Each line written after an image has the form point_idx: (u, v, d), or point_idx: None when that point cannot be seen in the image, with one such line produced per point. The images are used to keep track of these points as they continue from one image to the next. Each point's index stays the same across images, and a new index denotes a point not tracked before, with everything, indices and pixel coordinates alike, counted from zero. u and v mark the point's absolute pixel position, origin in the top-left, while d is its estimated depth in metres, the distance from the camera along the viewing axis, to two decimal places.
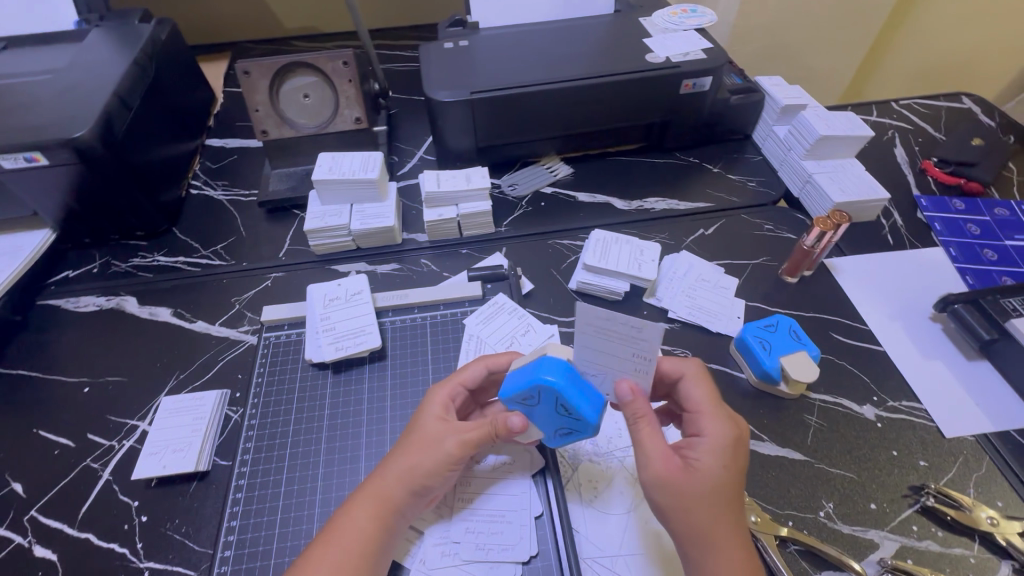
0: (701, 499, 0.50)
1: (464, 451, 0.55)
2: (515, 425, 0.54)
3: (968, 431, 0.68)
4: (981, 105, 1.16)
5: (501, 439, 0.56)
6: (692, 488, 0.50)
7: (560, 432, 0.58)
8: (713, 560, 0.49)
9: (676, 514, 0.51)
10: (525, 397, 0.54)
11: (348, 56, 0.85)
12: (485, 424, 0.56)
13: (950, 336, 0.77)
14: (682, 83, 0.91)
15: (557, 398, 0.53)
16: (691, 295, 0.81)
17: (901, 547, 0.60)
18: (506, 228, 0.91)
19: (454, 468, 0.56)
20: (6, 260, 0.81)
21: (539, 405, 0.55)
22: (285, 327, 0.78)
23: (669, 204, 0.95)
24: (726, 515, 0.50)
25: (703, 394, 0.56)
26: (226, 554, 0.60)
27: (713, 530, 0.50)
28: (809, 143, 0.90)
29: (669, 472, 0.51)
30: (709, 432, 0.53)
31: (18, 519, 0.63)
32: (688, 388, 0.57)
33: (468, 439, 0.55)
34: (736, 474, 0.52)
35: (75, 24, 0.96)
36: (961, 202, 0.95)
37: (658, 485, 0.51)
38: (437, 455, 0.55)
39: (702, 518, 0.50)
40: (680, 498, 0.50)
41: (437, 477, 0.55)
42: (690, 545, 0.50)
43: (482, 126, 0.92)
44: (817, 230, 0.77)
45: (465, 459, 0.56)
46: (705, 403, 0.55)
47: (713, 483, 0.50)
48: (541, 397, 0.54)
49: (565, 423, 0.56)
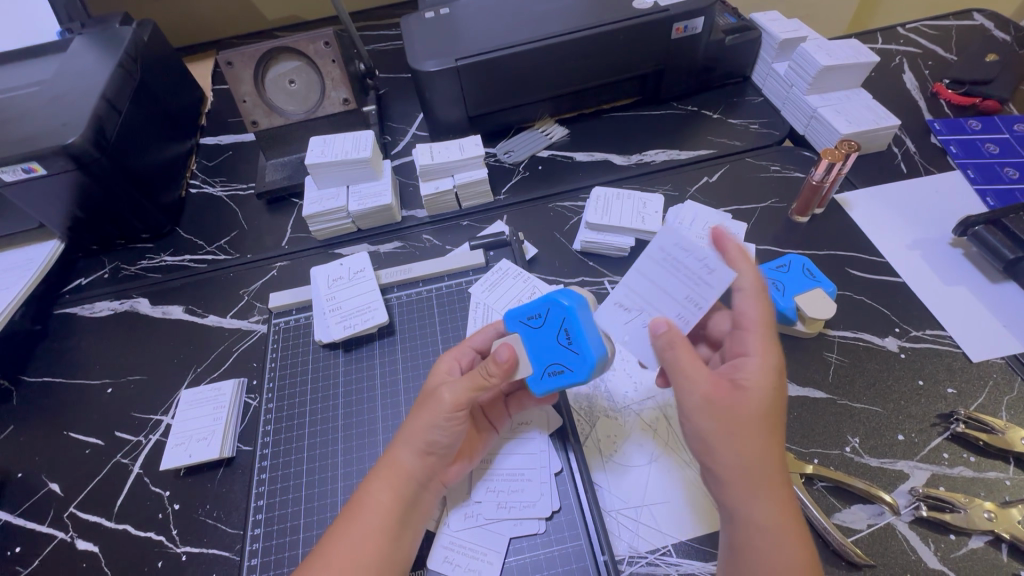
0: (750, 423, 0.49)
1: (459, 400, 0.54)
2: (503, 357, 0.54)
3: (996, 353, 0.66)
4: (994, 21, 1.09)
5: (494, 382, 0.55)
6: (742, 411, 0.49)
7: (550, 371, 0.56)
8: (765, 490, 0.48)
9: (725, 443, 0.49)
10: (533, 315, 0.57)
11: (329, 36, 0.83)
12: (477, 369, 0.55)
13: (972, 260, 0.75)
14: (673, 27, 0.88)
15: (564, 320, 0.55)
16: (699, 243, 0.79)
17: (932, 475, 0.58)
18: (505, 195, 0.90)
19: (456, 421, 0.55)
20: (19, 273, 0.83)
21: (541, 328, 0.57)
22: (293, 313, 0.78)
23: (669, 155, 0.93)
24: (772, 441, 0.49)
25: (759, 311, 0.53)
26: (257, 532, 0.61)
27: (762, 458, 0.49)
28: (811, 76, 0.86)
29: (721, 396, 0.49)
30: (756, 351, 0.52)
31: (59, 516, 0.65)
32: (742, 305, 0.54)
33: (458, 388, 0.55)
34: (780, 392, 0.51)
35: (57, 34, 0.96)
36: (978, 122, 0.91)
37: (707, 409, 0.49)
38: (436, 409, 0.55)
39: (751, 445, 0.48)
40: (726, 425, 0.49)
41: (442, 432, 0.55)
42: (741, 477, 0.48)
43: (470, 94, 0.90)
44: (826, 161, 0.73)
45: (464, 409, 0.55)
46: (759, 320, 0.53)
47: (762, 404, 0.50)
48: (547, 318, 0.57)
49: (561, 356, 0.55)
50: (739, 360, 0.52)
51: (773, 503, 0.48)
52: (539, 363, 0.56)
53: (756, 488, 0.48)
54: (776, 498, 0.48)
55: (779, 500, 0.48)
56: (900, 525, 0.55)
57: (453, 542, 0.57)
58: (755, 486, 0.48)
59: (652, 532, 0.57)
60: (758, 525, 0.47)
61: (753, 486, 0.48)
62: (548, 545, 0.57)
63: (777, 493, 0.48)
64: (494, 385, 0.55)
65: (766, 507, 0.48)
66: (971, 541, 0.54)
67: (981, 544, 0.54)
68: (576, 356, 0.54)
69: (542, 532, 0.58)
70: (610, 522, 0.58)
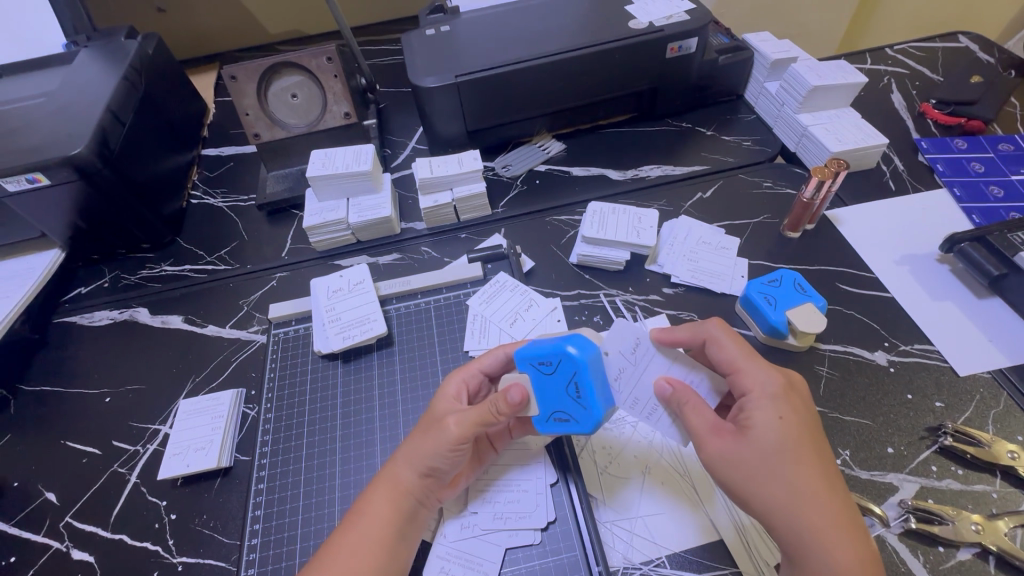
0: (768, 463, 0.49)
1: (465, 432, 0.54)
2: (514, 398, 0.54)
3: (983, 368, 0.68)
4: (979, 43, 1.13)
5: (501, 418, 0.55)
6: (749, 455, 0.50)
7: (555, 416, 0.56)
8: (815, 532, 0.47)
9: (750, 492, 0.50)
10: (545, 360, 0.56)
11: (331, 52, 0.86)
12: (485, 404, 0.55)
13: (958, 276, 0.76)
14: (667, 47, 0.90)
15: (575, 372, 0.55)
16: (692, 257, 0.80)
17: (921, 488, 0.59)
18: (503, 209, 0.92)
19: (460, 450, 0.56)
20: (19, 282, 0.83)
21: (552, 375, 0.56)
22: (293, 323, 0.79)
23: (664, 170, 0.94)
24: (801, 471, 0.49)
25: (734, 351, 0.56)
26: (253, 543, 0.61)
27: (796, 493, 0.48)
28: (801, 95, 0.89)
29: (725, 443, 0.51)
30: (750, 387, 0.53)
31: (55, 525, 0.65)
32: (722, 350, 0.57)
33: (465, 418, 0.55)
34: (798, 417, 0.51)
35: (64, 46, 0.97)
36: (964, 141, 0.93)
37: (718, 463, 0.51)
38: (441, 438, 0.55)
39: (782, 488, 0.48)
40: (745, 473, 0.50)
41: (445, 458, 0.55)
42: (781, 521, 0.48)
43: (469, 110, 0.92)
44: (815, 179, 0.75)
45: (469, 441, 0.56)
46: (738, 357, 0.55)
47: (772, 437, 0.50)
48: (558, 367, 0.55)
49: (568, 406, 0.56)
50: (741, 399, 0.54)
51: (828, 539, 0.47)
52: (546, 407, 0.57)
53: (801, 527, 0.47)
54: (831, 533, 0.47)
55: (837, 534, 0.47)
56: (890, 537, 0.56)
57: (449, 552, 0.58)
58: (798, 527, 0.47)
59: (645, 543, 0.58)
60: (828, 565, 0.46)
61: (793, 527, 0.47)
62: (543, 556, 0.58)
63: (830, 528, 0.47)
64: (501, 422, 0.55)
65: (827, 552, 0.46)
66: (959, 553, 0.55)
67: (969, 556, 0.55)
68: (583, 411, 0.55)
69: (538, 543, 0.58)
70: (605, 534, 0.59)
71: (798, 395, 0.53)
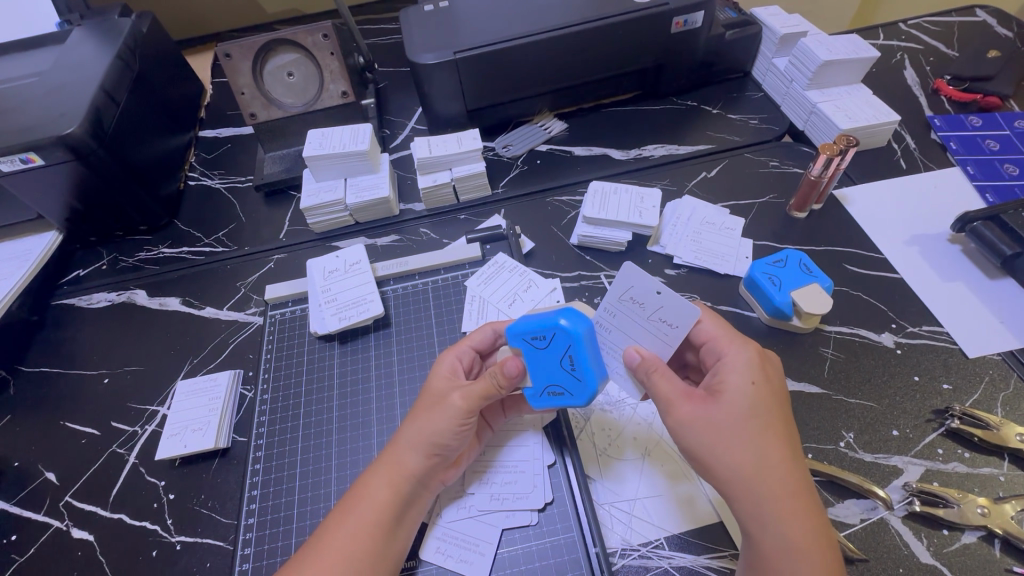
0: (736, 427, 0.48)
1: (472, 405, 0.54)
2: (510, 370, 0.54)
3: (993, 350, 0.66)
4: (997, 17, 1.09)
5: (503, 391, 0.55)
6: (720, 419, 0.48)
7: (548, 391, 0.55)
8: (776, 502, 0.46)
9: (720, 457, 0.48)
10: (538, 335, 0.54)
11: (328, 28, 0.84)
12: (488, 377, 0.55)
13: (970, 256, 0.74)
14: (672, 21, 0.87)
15: (569, 345, 0.53)
16: (696, 238, 0.78)
17: (926, 470, 0.58)
18: (503, 189, 0.90)
19: (467, 426, 0.56)
20: (17, 264, 0.83)
21: (544, 350, 0.54)
22: (290, 304, 0.79)
23: (668, 150, 0.92)
24: (768, 440, 0.48)
25: (713, 322, 0.55)
26: (250, 522, 0.61)
27: (762, 460, 0.47)
28: (811, 71, 0.86)
29: (696, 407, 0.49)
30: (728, 353, 0.52)
31: (55, 504, 0.66)
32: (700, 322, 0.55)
33: (472, 393, 0.55)
34: (769, 388, 0.50)
35: (57, 25, 0.96)
36: (979, 119, 0.90)
37: (689, 427, 0.49)
38: (447, 414, 0.55)
39: (749, 453, 0.47)
40: (715, 439, 0.48)
41: (452, 436, 0.55)
42: (744, 491, 0.47)
43: (469, 89, 0.90)
44: (823, 157, 0.73)
45: (475, 414, 0.56)
46: (718, 328, 0.54)
47: (744, 403, 0.49)
48: (552, 340, 0.54)
49: (561, 380, 0.54)
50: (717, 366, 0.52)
51: (788, 511, 0.46)
52: (539, 382, 0.55)
53: (762, 499, 0.46)
54: (790, 506, 0.46)
55: (793, 507, 0.46)
56: (893, 520, 0.55)
57: (445, 533, 0.58)
58: (763, 499, 0.46)
59: (644, 526, 0.57)
60: (785, 539, 0.45)
61: (756, 499, 0.46)
62: (540, 537, 0.57)
63: (790, 501, 0.46)
64: (502, 395, 0.55)
65: (783, 525, 0.46)
66: (964, 536, 0.54)
67: (973, 540, 0.54)
68: (578, 383, 0.53)
69: (535, 524, 0.58)
70: (603, 515, 0.58)
71: (771, 364, 0.53)
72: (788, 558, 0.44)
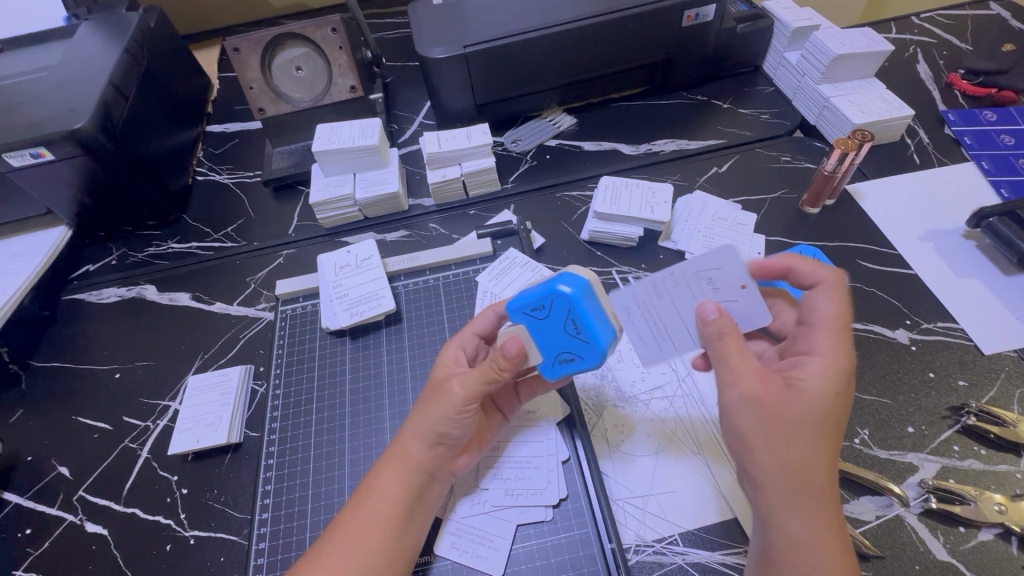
0: (803, 426, 0.46)
1: (470, 392, 0.53)
2: (511, 350, 0.52)
3: (1009, 346, 0.66)
4: (1011, 10, 1.07)
5: (505, 374, 0.53)
6: (792, 409, 0.46)
7: (561, 359, 0.54)
8: (811, 504, 0.45)
9: (771, 444, 0.46)
10: (537, 306, 0.53)
11: (336, 22, 0.83)
12: (487, 362, 0.54)
13: (985, 252, 0.74)
14: (683, 14, 0.86)
15: (568, 309, 0.51)
16: (708, 233, 0.78)
17: (942, 468, 0.58)
18: (512, 184, 0.90)
19: (467, 413, 0.54)
20: (27, 259, 0.83)
21: (547, 320, 0.53)
22: (300, 300, 0.78)
23: (678, 145, 0.92)
24: (823, 446, 0.46)
25: (833, 308, 0.51)
26: (264, 517, 0.61)
27: (811, 462, 0.46)
28: (823, 65, 0.85)
29: (769, 391, 0.46)
30: (823, 351, 0.49)
31: (69, 499, 0.66)
32: (817, 301, 0.52)
33: (469, 378, 0.54)
34: (845, 398, 0.48)
35: (65, 19, 0.95)
36: (993, 113, 0.89)
37: (748, 404, 0.46)
38: (446, 402, 0.54)
39: (801, 453, 0.46)
40: (775, 426, 0.46)
41: (454, 425, 0.54)
42: (785, 486, 0.45)
43: (478, 83, 0.89)
44: (839, 151, 0.72)
45: (476, 401, 0.54)
46: (831, 318, 0.50)
47: (818, 406, 0.46)
48: (551, 308, 0.52)
49: (571, 345, 0.52)
50: (804, 360, 0.49)
51: (818, 515, 0.45)
52: (549, 352, 0.54)
53: (800, 498, 0.45)
54: (823, 510, 0.45)
55: (819, 509, 0.45)
56: (909, 517, 0.55)
57: (459, 528, 0.58)
58: (800, 497, 0.45)
59: (658, 521, 0.57)
60: (807, 539, 0.45)
61: (795, 496, 0.45)
62: (554, 532, 0.57)
63: (824, 506, 0.45)
64: (505, 378, 0.54)
65: (812, 526, 0.45)
66: (981, 533, 0.54)
67: (990, 537, 0.54)
68: (586, 345, 0.51)
69: (549, 519, 0.58)
70: (617, 510, 0.58)
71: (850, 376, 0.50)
72: (804, 556, 0.44)
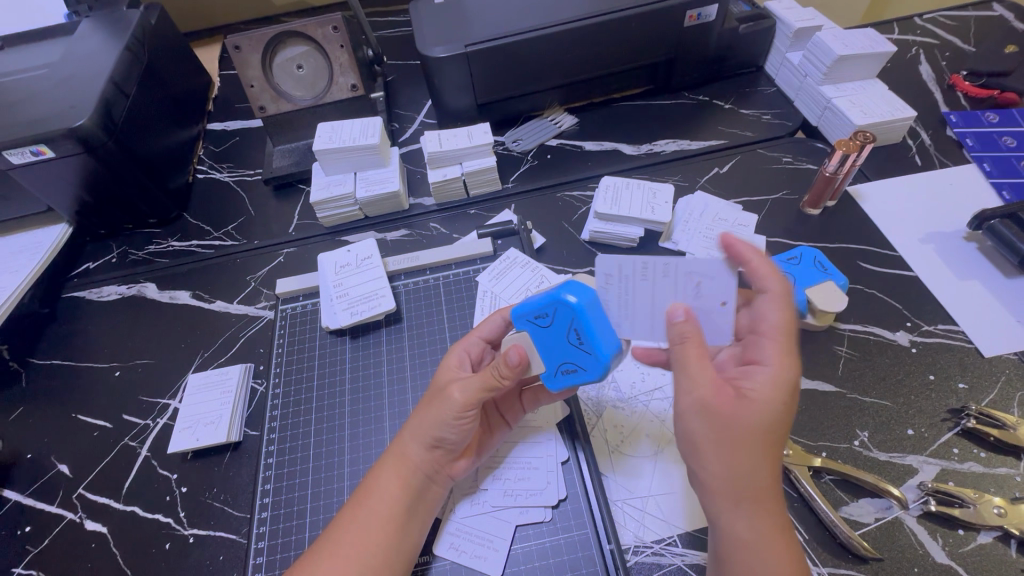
0: (749, 436, 0.46)
1: (470, 399, 0.53)
2: (513, 359, 0.52)
3: (1009, 349, 0.65)
4: (1014, 11, 1.07)
5: (505, 382, 0.53)
6: (739, 420, 0.46)
7: (562, 369, 0.54)
8: (755, 510, 0.45)
9: (719, 452, 0.46)
10: (541, 314, 0.53)
11: (338, 20, 0.83)
12: (489, 369, 0.54)
13: (986, 255, 0.74)
14: (686, 14, 0.86)
15: (572, 320, 0.51)
16: (709, 234, 0.78)
17: (941, 470, 0.58)
18: (513, 184, 0.89)
19: (466, 419, 0.54)
20: (27, 257, 0.83)
21: (550, 329, 0.53)
22: (300, 299, 0.78)
23: (680, 145, 0.92)
24: (769, 455, 0.46)
25: (784, 318, 0.49)
26: (264, 516, 0.61)
27: (757, 471, 0.46)
28: (826, 65, 0.85)
29: (720, 401, 0.46)
30: (772, 361, 0.48)
31: (68, 497, 0.66)
32: (768, 309, 0.50)
33: (470, 385, 0.54)
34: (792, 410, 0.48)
35: (65, 17, 0.95)
36: (996, 115, 0.89)
37: (698, 413, 0.47)
38: (446, 407, 0.54)
39: (750, 461, 0.45)
40: (723, 435, 0.46)
41: (452, 429, 0.54)
42: (732, 491, 0.46)
43: (479, 83, 0.89)
44: (840, 153, 0.72)
45: (475, 408, 0.54)
46: (783, 328, 0.49)
47: (766, 418, 0.46)
48: (555, 318, 0.52)
49: (573, 355, 0.52)
50: (753, 368, 0.49)
51: (763, 522, 0.45)
52: (550, 361, 0.54)
53: (745, 503, 0.45)
54: (767, 518, 0.45)
55: (764, 513, 0.45)
56: (908, 519, 0.55)
57: (458, 528, 0.58)
58: (745, 502, 0.45)
59: (658, 522, 0.57)
60: (748, 543, 0.45)
61: (740, 501, 0.45)
62: (553, 533, 0.57)
63: (769, 514, 0.46)
64: (506, 386, 0.54)
65: (757, 532, 0.45)
66: (979, 536, 0.54)
67: (989, 540, 0.54)
68: (589, 358, 0.51)
69: (549, 521, 0.58)
70: (616, 511, 0.58)
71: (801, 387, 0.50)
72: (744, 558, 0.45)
